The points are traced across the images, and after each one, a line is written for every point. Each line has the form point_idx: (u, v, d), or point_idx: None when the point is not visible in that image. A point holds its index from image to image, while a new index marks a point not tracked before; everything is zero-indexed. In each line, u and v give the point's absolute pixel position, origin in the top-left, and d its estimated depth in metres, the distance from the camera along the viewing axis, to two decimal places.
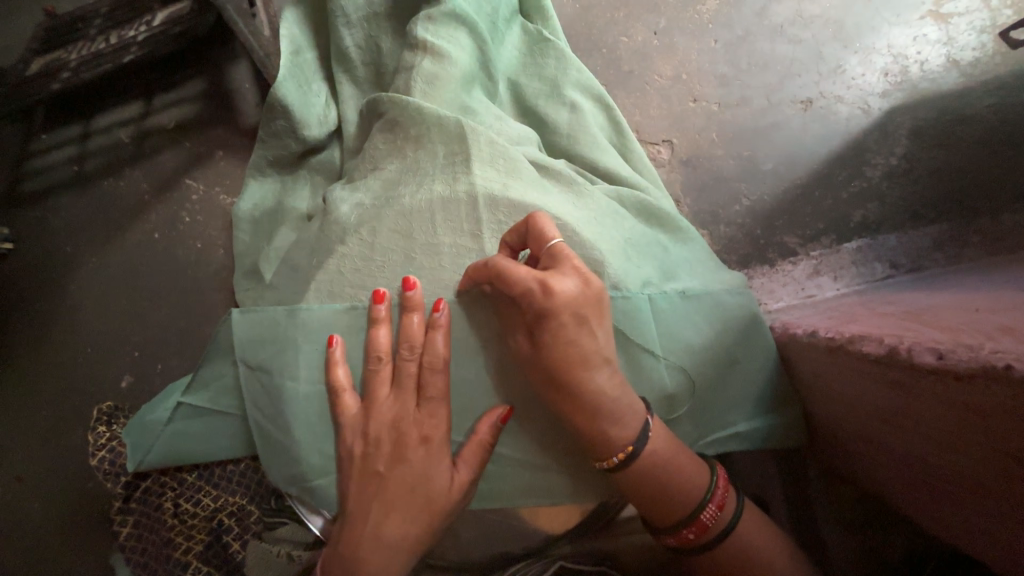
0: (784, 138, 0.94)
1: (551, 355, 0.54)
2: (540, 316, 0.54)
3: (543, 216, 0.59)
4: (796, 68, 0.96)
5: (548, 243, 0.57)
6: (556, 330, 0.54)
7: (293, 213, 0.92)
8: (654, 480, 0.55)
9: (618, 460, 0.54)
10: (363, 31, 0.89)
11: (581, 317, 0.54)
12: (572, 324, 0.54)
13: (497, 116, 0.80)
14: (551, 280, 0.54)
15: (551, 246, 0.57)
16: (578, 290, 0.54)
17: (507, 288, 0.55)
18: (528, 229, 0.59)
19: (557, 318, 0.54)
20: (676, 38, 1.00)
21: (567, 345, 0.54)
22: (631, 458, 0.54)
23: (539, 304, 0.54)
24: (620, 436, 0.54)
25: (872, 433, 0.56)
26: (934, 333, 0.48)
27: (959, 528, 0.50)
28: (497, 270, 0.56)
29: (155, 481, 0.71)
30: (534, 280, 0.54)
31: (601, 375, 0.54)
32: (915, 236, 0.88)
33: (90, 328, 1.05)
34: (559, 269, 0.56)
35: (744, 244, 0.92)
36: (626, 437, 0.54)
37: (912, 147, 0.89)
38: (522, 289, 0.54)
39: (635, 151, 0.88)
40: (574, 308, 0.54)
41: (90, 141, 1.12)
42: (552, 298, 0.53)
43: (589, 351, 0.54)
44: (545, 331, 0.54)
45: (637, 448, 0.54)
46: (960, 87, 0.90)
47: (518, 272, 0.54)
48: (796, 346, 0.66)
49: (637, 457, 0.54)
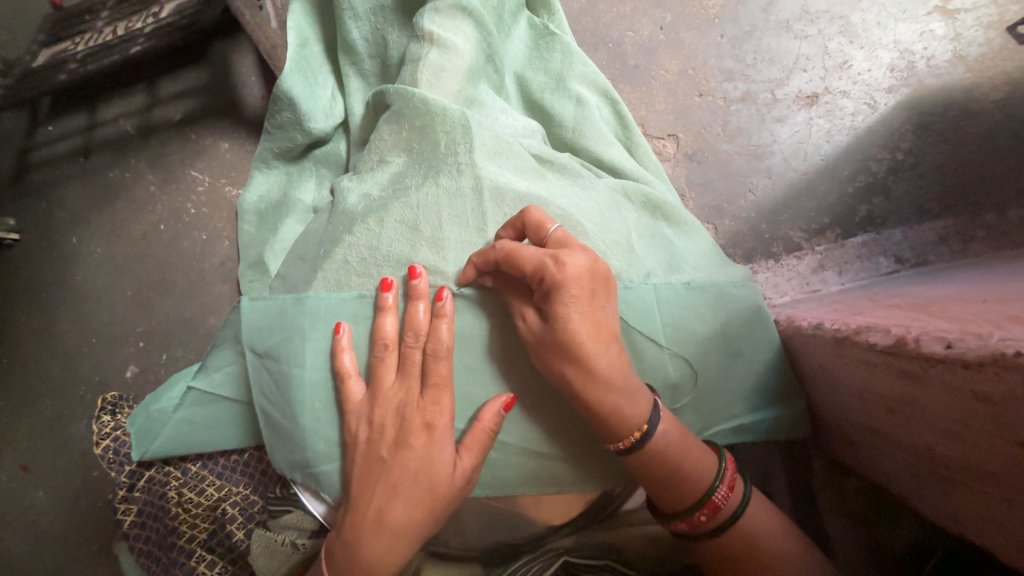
0: (790, 134, 0.94)
1: (565, 329, 0.53)
2: (552, 289, 0.54)
3: (538, 208, 0.60)
4: (802, 63, 0.95)
5: (548, 230, 0.58)
6: (569, 301, 0.53)
7: (299, 205, 0.92)
8: (667, 461, 0.55)
9: (634, 439, 0.55)
10: (370, 23, 0.88)
11: (593, 290, 0.54)
12: (583, 297, 0.54)
13: (503, 109, 0.80)
14: (562, 255, 0.54)
15: (552, 232, 0.58)
16: (588, 266, 0.54)
17: (519, 267, 0.55)
18: (524, 222, 0.60)
19: (569, 290, 0.53)
20: (682, 33, 1.00)
21: (580, 318, 0.53)
22: (646, 438, 0.55)
23: (551, 276, 0.53)
24: (632, 416, 0.55)
25: (879, 423, 0.56)
26: (942, 323, 0.48)
27: (963, 516, 0.50)
28: (506, 250, 0.57)
29: (157, 472, 0.73)
30: (546, 255, 0.54)
31: (611, 354, 0.55)
32: (920, 230, 0.88)
33: (96, 318, 1.06)
34: (567, 247, 0.56)
35: (748, 238, 0.93)
36: (640, 417, 0.55)
37: (917, 143, 0.89)
38: (534, 265, 0.54)
39: (640, 145, 0.88)
40: (585, 282, 0.54)
41: (95, 133, 1.12)
42: (564, 271, 0.53)
43: (600, 325, 0.55)
44: (556, 305, 0.53)
45: (651, 427, 0.55)
46: (967, 83, 0.90)
47: (528, 251, 0.55)
48: (802, 338, 0.66)
49: (650, 437, 0.55)
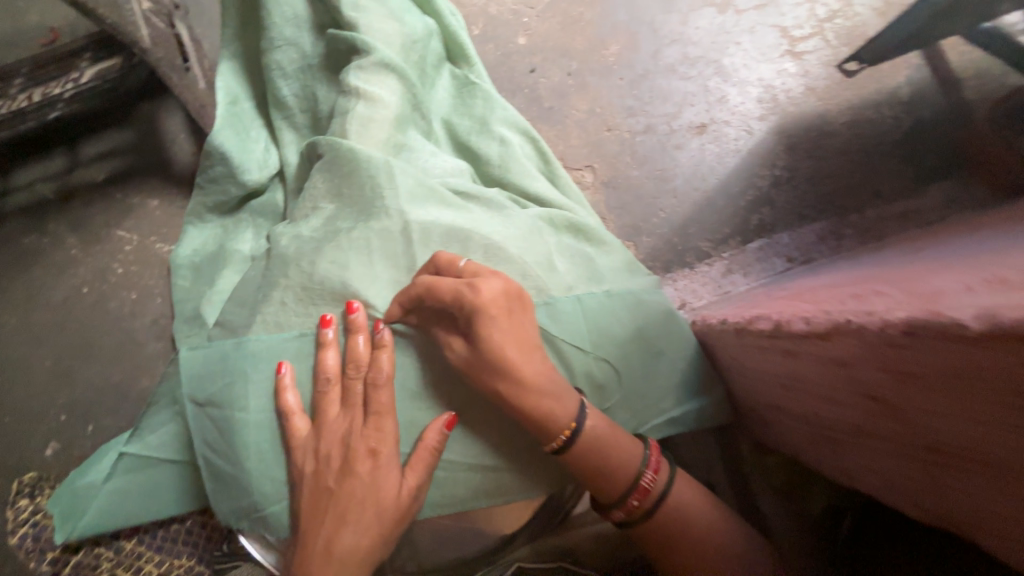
0: (687, 159, 1.08)
1: (491, 348, 0.58)
2: (472, 313, 0.59)
3: (443, 252, 0.66)
4: (690, 99, 1.11)
5: (460, 265, 0.64)
6: (490, 322, 0.59)
7: (237, 255, 0.92)
8: (597, 454, 0.60)
9: (564, 438, 0.59)
10: (299, 82, 0.94)
11: (510, 309, 0.60)
12: (502, 316, 0.59)
13: (431, 152, 0.87)
14: (477, 282, 0.60)
15: (463, 265, 0.63)
16: (503, 288, 0.61)
17: (441, 298, 0.61)
18: (437, 265, 0.65)
19: (488, 312, 0.59)
20: (588, 78, 1.14)
21: (502, 336, 0.59)
22: (576, 435, 0.59)
23: (470, 301, 0.59)
24: (562, 415, 0.59)
25: (779, 400, 0.65)
26: (807, 306, 0.58)
27: (854, 470, 0.58)
28: (424, 284, 0.62)
29: (87, 555, 0.68)
30: (461, 284, 0.60)
31: (535, 361, 0.60)
32: (803, 232, 1.03)
33: (8, 395, 0.98)
34: (481, 275, 0.62)
35: (665, 251, 1.04)
36: (569, 415, 0.59)
37: (789, 160, 1.06)
38: (452, 294, 0.60)
39: (561, 176, 0.98)
40: (502, 302, 0.60)
41: (8, 198, 1.08)
42: (480, 296, 0.59)
43: (522, 338, 0.60)
44: (479, 328, 0.59)
45: (578, 424, 0.59)
46: (820, 109, 1.08)
47: (444, 283, 0.61)
48: (712, 334, 0.75)
49: (579, 433, 0.59)
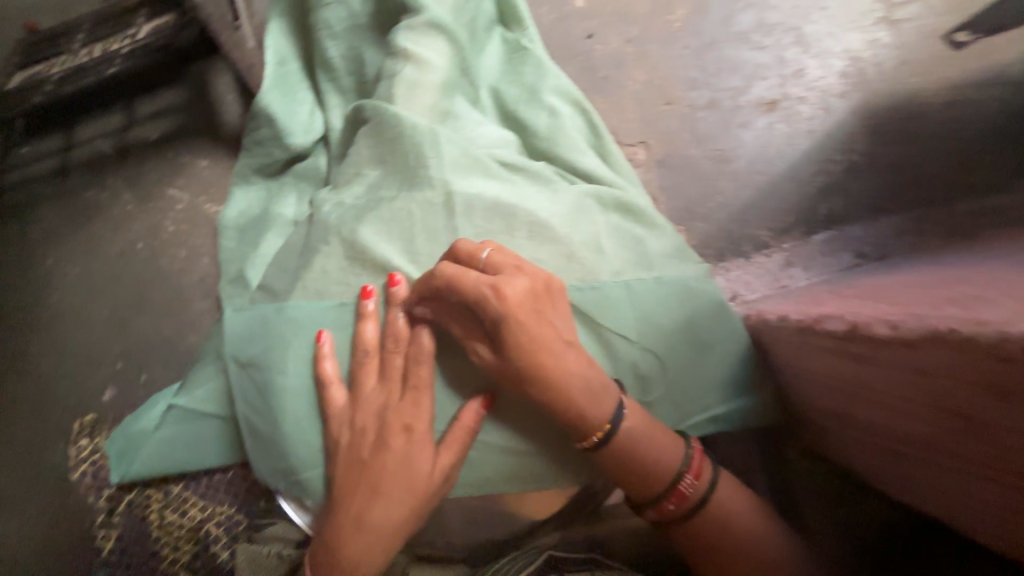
0: (752, 139, 0.99)
1: (519, 354, 0.55)
2: (498, 316, 0.55)
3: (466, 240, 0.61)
4: (761, 72, 1.01)
5: (482, 256, 0.59)
6: (516, 326, 0.55)
7: (280, 219, 0.92)
8: (634, 454, 0.57)
9: (597, 440, 0.57)
10: (346, 42, 0.91)
11: (537, 310, 0.57)
12: (530, 319, 0.56)
13: (477, 121, 0.83)
14: (501, 283, 0.56)
15: (485, 257, 0.59)
16: (528, 287, 0.57)
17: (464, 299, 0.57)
18: (457, 252, 0.61)
19: (516, 316, 0.55)
20: (648, 45, 1.05)
21: (531, 342, 0.55)
22: (610, 435, 0.56)
23: (496, 304, 0.55)
24: (595, 415, 0.56)
25: (839, 407, 0.58)
26: (886, 307, 0.51)
27: (929, 491, 0.50)
28: (446, 276, 0.58)
29: (138, 494, 0.72)
30: (485, 284, 0.56)
31: (567, 363, 0.56)
32: (879, 225, 0.93)
33: (71, 341, 1.04)
34: (504, 271, 0.58)
35: (719, 238, 0.96)
36: (602, 416, 0.56)
37: (871, 143, 0.95)
38: (477, 294, 0.56)
39: (613, 152, 0.92)
40: (528, 304, 0.56)
41: (71, 153, 1.12)
42: (506, 299, 0.55)
43: (551, 337, 0.56)
44: (507, 334, 0.55)
45: (613, 425, 0.56)
46: (914, 86, 0.96)
47: (468, 279, 0.57)
48: (767, 331, 0.69)
49: (615, 433, 0.56)
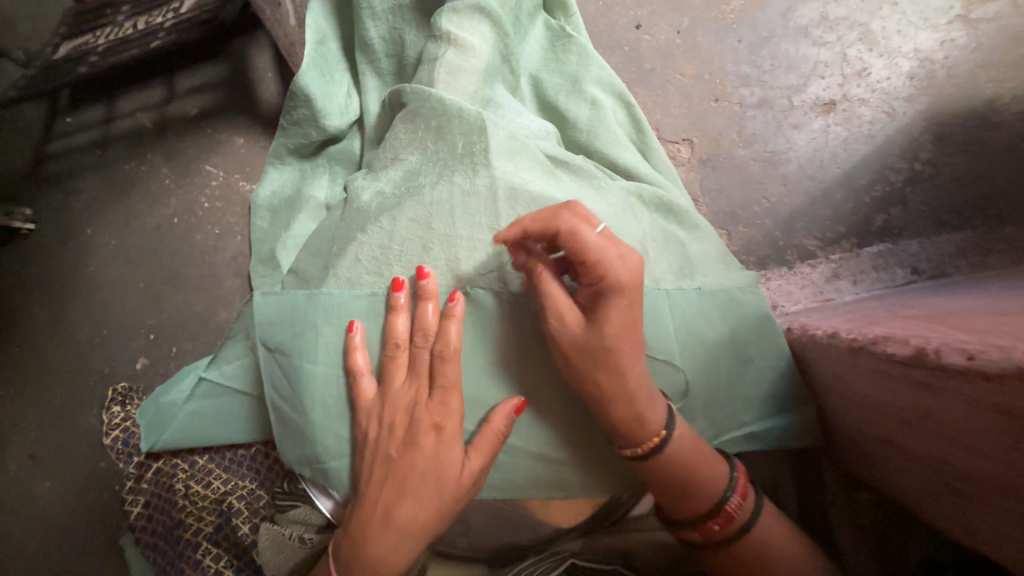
0: (805, 142, 0.93)
1: (617, 331, 0.54)
2: (612, 290, 0.53)
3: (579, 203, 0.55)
4: (820, 70, 0.95)
5: (596, 226, 0.53)
6: (625, 305, 0.53)
7: (312, 202, 0.92)
8: (682, 468, 0.55)
9: (651, 445, 0.55)
10: (387, 23, 0.89)
11: (639, 292, 0.55)
12: (635, 301, 0.54)
13: (518, 110, 0.80)
14: (620, 257, 0.52)
15: (601, 228, 0.53)
16: (636, 268, 0.54)
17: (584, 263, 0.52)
18: (572, 212, 0.54)
19: (629, 293, 0.53)
20: (699, 38, 1.00)
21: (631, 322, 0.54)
22: (665, 443, 0.55)
23: (615, 278, 0.52)
24: (652, 422, 0.55)
25: (894, 435, 0.54)
26: (961, 333, 0.46)
27: (981, 533, 0.47)
28: (569, 240, 0.52)
29: (166, 463, 0.74)
30: (612, 254, 0.52)
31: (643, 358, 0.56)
32: (938, 242, 0.87)
33: (107, 310, 1.07)
34: (619, 244, 0.54)
35: (762, 245, 0.92)
36: (658, 423, 0.55)
37: (936, 152, 0.89)
38: (599, 264, 0.52)
39: (655, 149, 0.88)
40: (636, 283, 0.53)
41: (113, 125, 1.14)
42: (627, 273, 0.52)
43: (640, 330, 0.55)
44: (614, 306, 0.53)
45: (667, 433, 0.55)
46: (989, 93, 0.89)
47: (595, 244, 0.51)
48: (815, 347, 0.65)
49: (667, 443, 0.55)
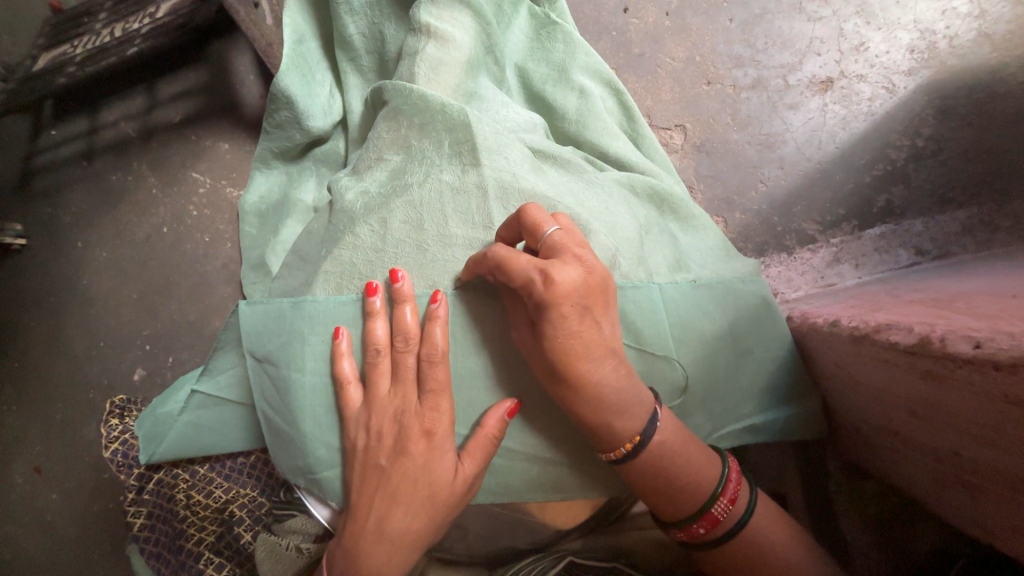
0: (802, 123, 0.90)
1: (553, 347, 0.52)
2: (540, 306, 0.52)
3: (535, 207, 0.56)
4: (816, 46, 0.91)
5: (542, 237, 0.55)
6: (557, 321, 0.52)
7: (300, 205, 0.91)
8: (665, 471, 0.54)
9: (626, 450, 0.54)
10: (366, 18, 0.86)
11: (585, 307, 0.52)
12: (575, 314, 0.52)
13: (503, 103, 0.78)
14: (553, 270, 0.51)
15: (548, 236, 0.54)
16: (581, 280, 0.52)
17: (509, 281, 0.53)
18: (523, 222, 0.56)
19: (559, 309, 0.51)
20: (690, 18, 0.97)
21: (568, 338, 0.52)
22: (640, 448, 0.53)
23: (541, 294, 0.51)
24: (630, 426, 0.53)
25: (900, 425, 0.52)
26: (969, 319, 0.44)
27: (996, 528, 0.45)
28: (498, 259, 0.54)
29: (167, 474, 0.71)
30: (536, 270, 0.52)
31: (605, 368, 0.53)
32: (942, 220, 0.84)
33: (102, 322, 1.06)
34: (560, 256, 0.53)
35: (760, 231, 0.89)
36: (635, 427, 0.53)
37: (940, 127, 0.85)
38: (523, 280, 0.52)
39: (647, 137, 0.85)
40: (577, 298, 0.52)
41: (97, 135, 1.12)
42: (554, 288, 0.51)
43: (593, 343, 0.53)
44: (545, 323, 0.52)
45: (645, 437, 0.53)
46: (995, 62, 0.85)
47: (520, 262, 0.52)
48: (817, 336, 0.62)
49: (645, 447, 0.53)
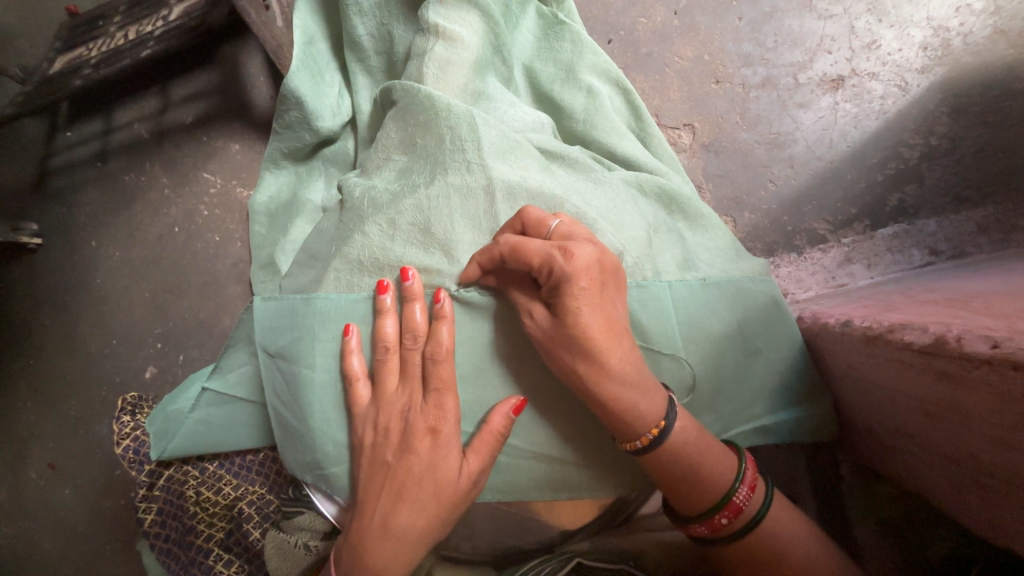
0: (812, 122, 0.89)
1: (574, 324, 0.52)
2: (560, 283, 0.52)
3: (534, 208, 0.58)
4: (827, 45, 0.91)
5: (549, 227, 0.56)
6: (578, 295, 0.51)
7: (309, 205, 0.91)
8: (688, 459, 0.53)
9: (650, 438, 0.53)
10: (375, 19, 0.87)
11: (603, 283, 0.53)
12: (593, 289, 0.52)
13: (511, 103, 0.78)
14: (569, 246, 0.52)
15: (554, 228, 0.56)
16: (597, 258, 0.53)
17: (526, 263, 0.53)
18: (523, 222, 0.57)
19: (578, 283, 0.51)
20: (698, 17, 0.96)
21: (586, 315, 0.52)
22: (664, 435, 0.53)
23: (560, 269, 0.51)
24: (651, 412, 0.53)
25: (914, 426, 0.51)
26: (986, 319, 0.43)
27: (1011, 529, 0.44)
28: (511, 245, 0.54)
29: (177, 470, 0.71)
30: (553, 248, 0.52)
31: (624, 348, 0.53)
32: (957, 220, 0.83)
33: (114, 321, 1.08)
34: (572, 240, 0.54)
35: (770, 230, 0.89)
36: (657, 413, 0.53)
37: (954, 125, 0.84)
38: (541, 258, 0.52)
39: (655, 136, 0.85)
40: (595, 274, 0.52)
41: (111, 136, 1.14)
42: (573, 264, 0.51)
43: (611, 320, 0.53)
44: (565, 299, 0.52)
45: (668, 424, 0.53)
46: (1010, 59, 0.83)
47: (535, 244, 0.53)
48: (828, 336, 0.62)
49: (668, 434, 0.53)
